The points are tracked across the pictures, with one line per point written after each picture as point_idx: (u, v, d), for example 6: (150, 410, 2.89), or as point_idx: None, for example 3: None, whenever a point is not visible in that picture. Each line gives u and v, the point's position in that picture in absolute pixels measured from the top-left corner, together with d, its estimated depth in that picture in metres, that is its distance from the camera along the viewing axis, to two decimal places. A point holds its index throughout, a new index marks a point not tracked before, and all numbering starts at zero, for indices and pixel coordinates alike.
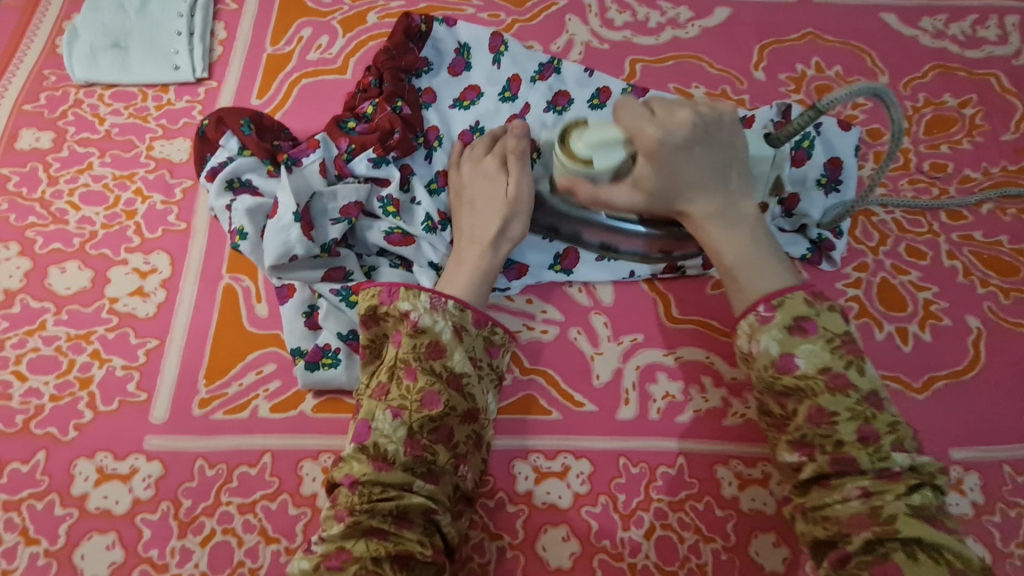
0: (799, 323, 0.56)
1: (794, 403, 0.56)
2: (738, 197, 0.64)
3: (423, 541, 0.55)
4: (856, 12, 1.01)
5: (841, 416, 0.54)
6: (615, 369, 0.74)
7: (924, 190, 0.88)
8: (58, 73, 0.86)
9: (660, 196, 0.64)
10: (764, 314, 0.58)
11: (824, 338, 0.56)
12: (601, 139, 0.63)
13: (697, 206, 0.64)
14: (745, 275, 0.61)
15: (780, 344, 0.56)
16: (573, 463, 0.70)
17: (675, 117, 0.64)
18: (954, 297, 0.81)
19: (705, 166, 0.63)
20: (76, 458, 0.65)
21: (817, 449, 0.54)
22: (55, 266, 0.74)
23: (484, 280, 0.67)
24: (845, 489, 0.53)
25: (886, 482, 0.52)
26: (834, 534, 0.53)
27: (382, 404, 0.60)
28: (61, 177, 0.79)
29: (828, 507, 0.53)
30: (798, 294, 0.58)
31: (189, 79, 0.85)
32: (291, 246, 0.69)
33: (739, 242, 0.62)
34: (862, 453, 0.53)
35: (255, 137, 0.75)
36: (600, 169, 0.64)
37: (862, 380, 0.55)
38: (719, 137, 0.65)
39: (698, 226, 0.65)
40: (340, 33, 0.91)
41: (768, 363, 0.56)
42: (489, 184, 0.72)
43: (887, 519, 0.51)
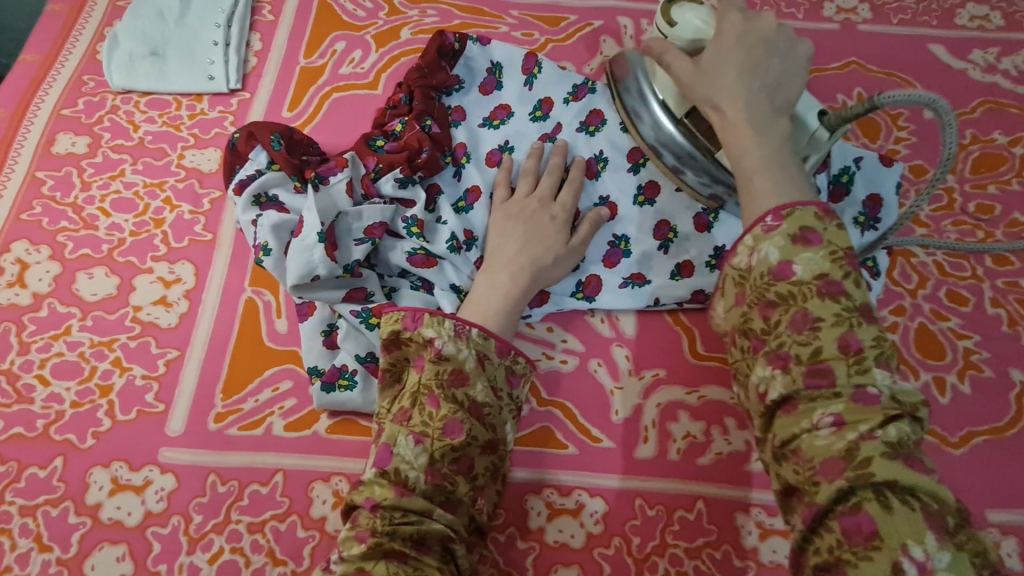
0: (804, 233, 0.50)
1: (778, 313, 0.50)
2: (780, 115, 0.58)
3: (442, 569, 0.53)
4: (903, 42, 0.98)
5: (826, 322, 0.47)
6: (635, 406, 0.72)
7: (968, 232, 0.84)
8: (96, 79, 0.87)
9: (703, 77, 0.60)
10: (770, 223, 0.52)
11: (828, 250, 0.50)
12: (692, 15, 0.66)
13: (732, 103, 0.58)
14: (758, 182, 0.55)
15: (780, 250, 0.50)
16: (588, 501, 0.68)
17: (762, 20, 0.61)
18: (996, 348, 0.77)
19: (759, 72, 0.58)
20: (93, 466, 0.66)
21: (793, 361, 0.48)
22: (83, 272, 0.75)
23: (512, 311, 0.67)
24: (816, 416, 0.46)
25: (861, 409, 0.45)
26: (802, 478, 0.45)
27: (403, 429, 0.59)
28: (94, 183, 0.80)
29: (797, 439, 0.46)
30: (808, 207, 0.51)
31: (223, 89, 0.86)
32: (314, 266, 0.68)
33: (764, 148, 0.56)
34: (839, 365, 0.46)
35: (284, 153, 0.74)
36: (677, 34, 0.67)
37: (856, 292, 0.49)
38: (790, 55, 0.60)
39: (726, 126, 0.58)
40: (373, 48, 0.91)
41: (765, 271, 0.51)
42: (542, 220, 0.72)
43: (861, 461, 0.43)
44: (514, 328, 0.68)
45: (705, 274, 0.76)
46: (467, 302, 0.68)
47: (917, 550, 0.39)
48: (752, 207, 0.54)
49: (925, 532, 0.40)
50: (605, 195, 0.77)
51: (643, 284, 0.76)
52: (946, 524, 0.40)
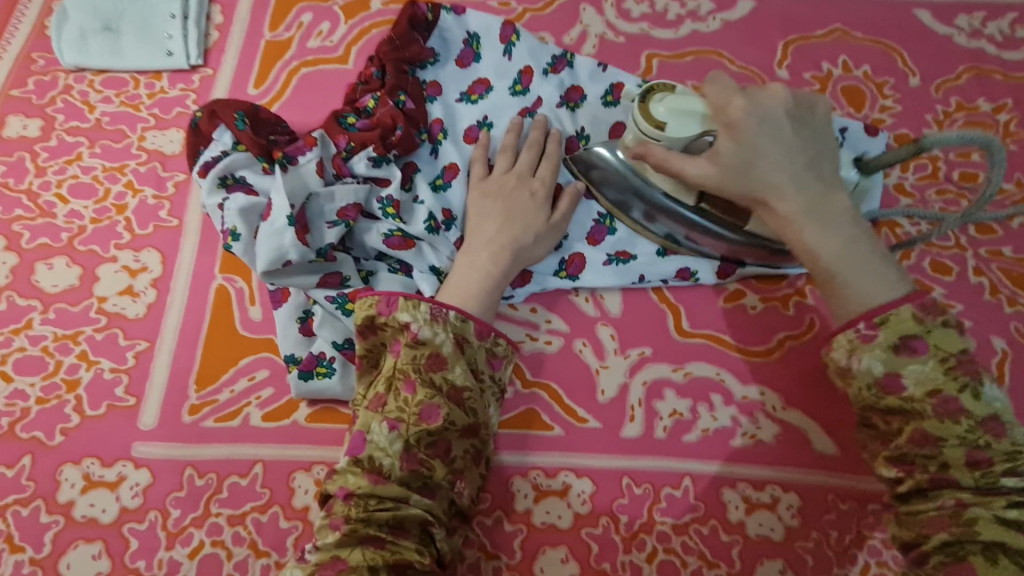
0: (907, 342, 0.51)
1: (897, 421, 0.51)
2: (834, 188, 0.55)
3: (420, 551, 0.53)
4: (889, 7, 0.95)
5: (949, 439, 0.49)
6: (621, 385, 0.71)
7: (952, 202, 0.84)
8: (47, 56, 0.82)
9: (738, 175, 0.55)
10: (865, 332, 0.52)
11: (937, 358, 0.50)
12: (683, 104, 0.57)
13: (783, 201, 0.54)
14: (843, 284, 0.53)
15: (883, 363, 0.51)
16: (575, 481, 0.68)
17: (767, 92, 0.57)
18: (979, 316, 0.77)
19: (792, 154, 0.55)
20: (63, 463, 0.64)
21: (918, 468, 0.50)
22: (42, 262, 0.71)
23: (493, 291, 0.65)
24: (941, 500, 0.49)
25: (984, 494, 0.48)
26: (914, 534, 0.50)
27: (379, 416, 0.57)
28: (49, 167, 0.76)
29: (920, 513, 0.50)
30: (906, 310, 0.51)
31: (183, 66, 0.82)
32: (285, 251, 0.66)
33: (836, 241, 0.53)
34: (965, 473, 0.49)
35: (250, 132, 0.71)
36: (673, 134, 0.58)
37: (977, 406, 0.49)
38: (810, 122, 0.57)
39: (784, 223, 0.55)
40: (341, 20, 0.87)
41: (869, 383, 0.52)
42: (527, 199, 0.70)
43: (968, 520, 0.47)
44: (495, 309, 0.66)
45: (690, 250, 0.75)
46: (446, 285, 0.66)
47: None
48: (842, 308, 0.54)
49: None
50: None
51: (628, 261, 0.75)
52: None
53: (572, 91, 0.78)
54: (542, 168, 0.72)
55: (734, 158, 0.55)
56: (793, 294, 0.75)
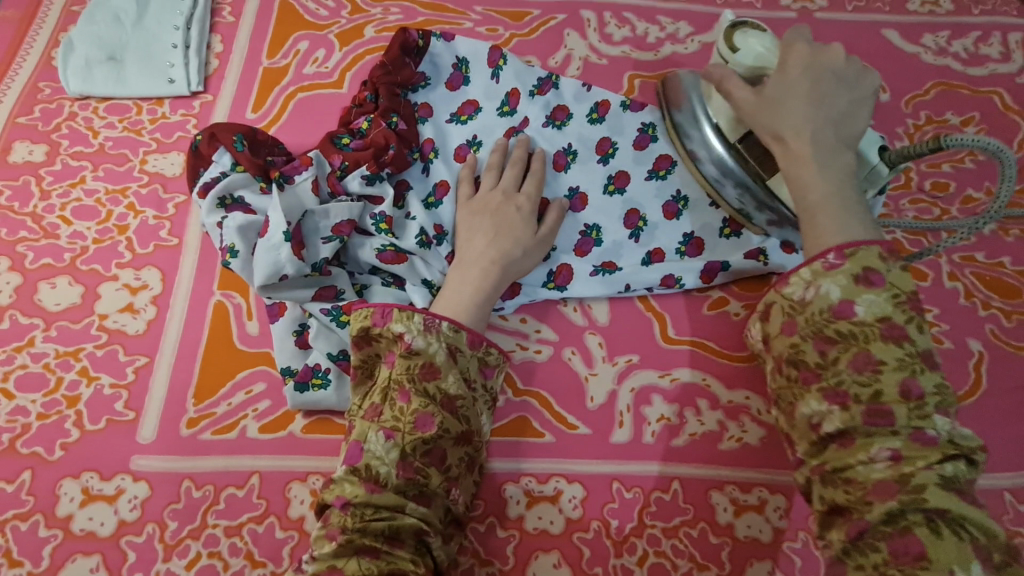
0: (868, 274, 0.54)
1: (837, 350, 0.53)
2: (845, 151, 0.61)
3: (415, 561, 0.54)
4: (858, 28, 1.00)
5: (887, 365, 0.51)
6: (610, 392, 0.73)
7: (925, 210, 0.87)
8: (53, 85, 0.85)
9: (770, 109, 0.63)
10: (832, 260, 0.55)
11: (890, 293, 0.53)
12: (757, 42, 0.67)
13: (800, 138, 0.61)
14: (822, 218, 0.58)
15: (843, 289, 0.54)
16: (566, 487, 0.69)
17: (829, 56, 0.65)
18: (955, 320, 0.80)
19: (822, 105, 0.62)
20: (62, 477, 0.65)
21: (852, 400, 0.51)
22: (45, 282, 0.73)
23: (483, 305, 0.67)
24: (873, 450, 0.49)
25: (918, 447, 0.48)
26: (852, 499, 0.49)
27: (374, 425, 0.59)
28: (53, 191, 0.78)
29: (851, 468, 0.50)
30: (874, 248, 0.54)
31: (184, 92, 0.85)
32: (281, 265, 0.68)
33: (829, 183, 0.59)
34: (899, 407, 0.50)
35: (248, 153, 0.74)
36: (738, 62, 0.68)
37: (919, 339, 0.52)
38: (855, 89, 0.63)
39: (794, 159, 0.61)
40: (336, 47, 0.91)
41: (825, 308, 0.54)
42: (514, 213, 0.73)
43: (915, 487, 0.47)
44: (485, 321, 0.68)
45: (672, 260, 0.78)
46: (437, 299, 0.68)
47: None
48: (815, 244, 0.57)
49: (971, 560, 0.43)
50: (572, 187, 0.80)
51: (614, 271, 0.78)
52: (991, 557, 0.44)
53: (558, 111, 0.82)
54: (527, 183, 0.76)
55: (773, 93, 0.64)
56: None
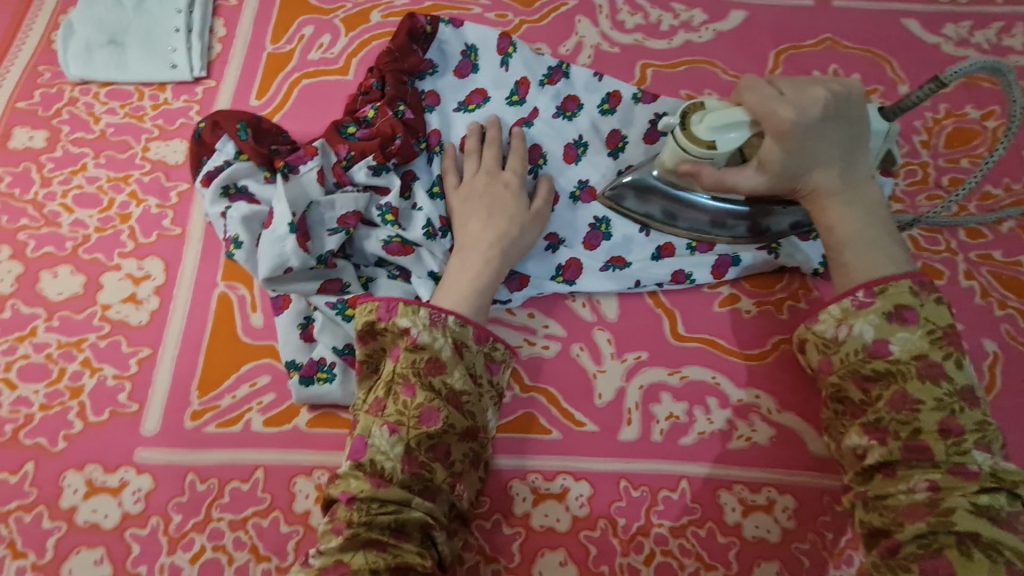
0: (899, 312, 0.57)
1: (877, 387, 0.56)
2: (863, 175, 0.62)
3: (422, 554, 0.54)
4: (877, 17, 0.98)
5: (925, 405, 0.54)
6: (618, 389, 0.72)
7: (942, 207, 0.85)
8: (52, 69, 0.83)
9: (786, 176, 0.62)
10: (862, 299, 0.58)
11: (923, 329, 0.56)
12: (723, 120, 0.61)
13: (822, 184, 0.62)
14: (853, 255, 0.60)
15: (875, 328, 0.57)
16: (573, 484, 0.68)
17: (809, 94, 0.61)
18: (970, 319, 0.78)
19: (831, 151, 0.61)
20: (66, 469, 0.64)
21: (891, 434, 0.55)
22: (47, 271, 0.72)
23: (485, 293, 0.66)
24: (912, 481, 0.52)
25: (956, 478, 0.51)
26: (887, 521, 0.53)
27: (379, 420, 0.58)
28: (54, 178, 0.77)
29: (889, 495, 0.53)
30: (904, 283, 0.58)
31: (186, 78, 0.83)
32: (286, 258, 0.67)
33: (855, 220, 0.61)
34: (938, 444, 0.53)
35: (252, 142, 0.72)
36: (721, 151, 0.62)
37: (958, 375, 0.55)
38: (850, 115, 0.61)
39: (819, 203, 0.62)
40: (342, 32, 0.89)
41: (859, 348, 0.58)
42: (506, 193, 0.72)
43: (946, 511, 0.50)
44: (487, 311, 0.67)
45: (682, 255, 0.76)
46: (439, 290, 0.66)
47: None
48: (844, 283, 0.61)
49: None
50: (582, 179, 0.78)
51: (623, 266, 0.76)
52: None
53: (568, 101, 0.80)
54: (510, 160, 0.74)
55: (783, 158, 0.61)
56: (787, 298, 0.76)
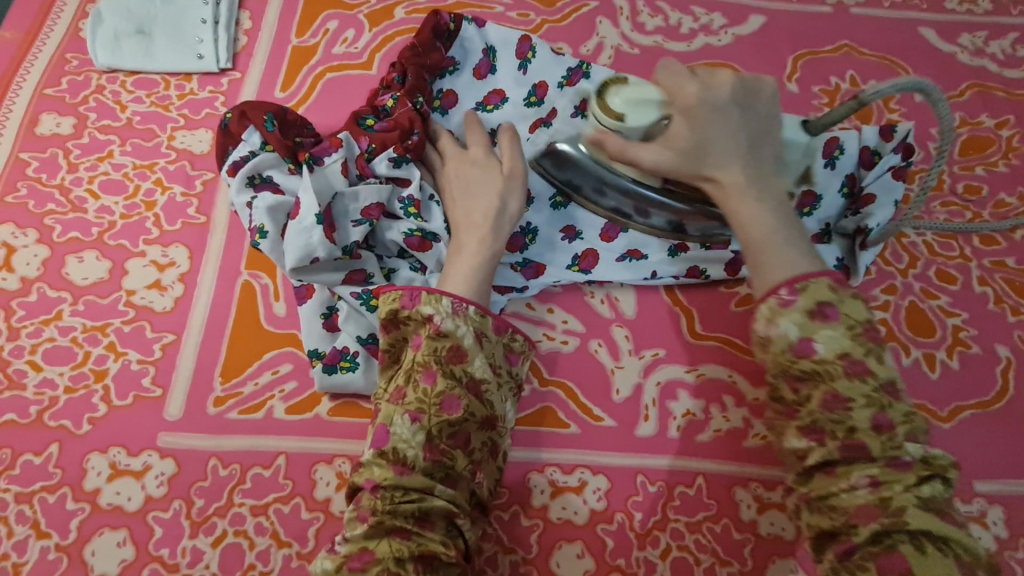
0: (822, 308, 0.52)
1: (806, 387, 0.52)
2: (771, 171, 0.61)
3: (446, 543, 0.54)
4: (895, 25, 0.99)
5: (857, 402, 0.50)
6: (636, 385, 0.73)
7: (957, 213, 0.86)
8: (80, 57, 0.84)
9: (692, 157, 0.60)
10: (785, 298, 0.53)
11: (845, 325, 0.52)
12: (637, 97, 0.63)
13: (728, 175, 0.59)
14: (770, 254, 0.56)
15: (799, 326, 0.52)
16: (590, 478, 0.69)
17: (717, 82, 0.62)
18: (983, 325, 0.79)
19: (739, 139, 0.60)
20: (90, 451, 0.65)
21: (828, 435, 0.50)
22: (72, 255, 0.73)
23: (485, 270, 0.65)
24: (852, 478, 0.49)
25: (895, 472, 0.48)
26: (839, 524, 0.49)
27: (399, 409, 0.58)
28: (80, 164, 0.78)
29: (834, 496, 0.50)
30: (824, 279, 0.53)
31: (212, 69, 0.84)
32: (312, 249, 0.68)
33: (768, 215, 0.58)
34: (874, 440, 0.49)
35: (277, 134, 0.73)
36: (631, 125, 0.63)
37: (881, 369, 0.51)
38: (754, 110, 0.61)
39: (730, 192, 0.59)
40: (366, 27, 0.90)
41: (785, 347, 0.52)
42: (478, 169, 0.71)
43: (896, 510, 0.47)
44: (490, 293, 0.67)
45: (700, 252, 0.76)
46: (443, 276, 0.66)
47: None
48: (763, 284, 0.56)
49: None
50: None
51: (640, 259, 0.77)
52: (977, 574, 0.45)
53: None
54: (469, 135, 0.73)
55: (687, 141, 0.60)
56: None
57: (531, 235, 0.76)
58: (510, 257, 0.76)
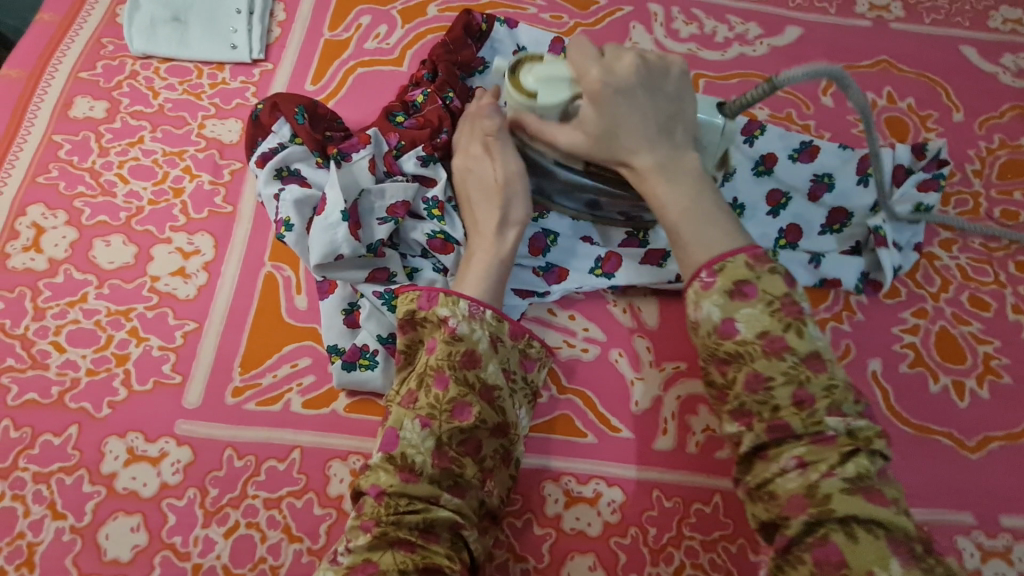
0: (740, 287, 0.52)
1: (732, 370, 0.52)
2: (685, 150, 0.60)
3: (451, 556, 0.53)
4: (935, 42, 0.96)
5: (776, 380, 0.50)
6: (655, 398, 0.72)
7: (993, 237, 0.83)
8: (116, 42, 0.85)
9: (604, 142, 0.60)
10: (706, 280, 0.54)
11: (765, 302, 0.52)
12: (549, 73, 0.63)
13: (641, 159, 0.59)
14: (691, 237, 0.56)
15: (720, 308, 0.52)
16: (606, 490, 0.68)
17: (620, 62, 0.60)
18: (1016, 354, 0.77)
19: (649, 121, 0.60)
20: (108, 435, 0.65)
21: (754, 417, 0.51)
22: (99, 239, 0.73)
23: (497, 275, 0.65)
24: (782, 459, 0.49)
25: (819, 449, 0.48)
26: (774, 515, 0.49)
27: (410, 413, 0.58)
28: (112, 148, 0.78)
29: (771, 482, 0.50)
30: (739, 258, 0.53)
31: (245, 59, 0.84)
32: (338, 246, 0.67)
33: (686, 196, 0.58)
34: (795, 418, 0.50)
35: (308, 127, 0.73)
36: (544, 104, 0.63)
37: (801, 343, 0.51)
38: (665, 89, 0.61)
39: (643, 177, 0.60)
40: (398, 23, 0.89)
41: (711, 330, 0.53)
42: (479, 170, 0.69)
43: (823, 498, 0.46)
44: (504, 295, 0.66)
45: None
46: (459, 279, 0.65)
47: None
48: (687, 264, 0.56)
49: (890, 558, 0.43)
50: None
51: (662, 262, 0.76)
52: (915, 551, 0.44)
53: None
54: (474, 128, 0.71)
55: (598, 124, 0.60)
56: (828, 318, 0.78)
57: (553, 237, 0.76)
58: (533, 260, 0.75)
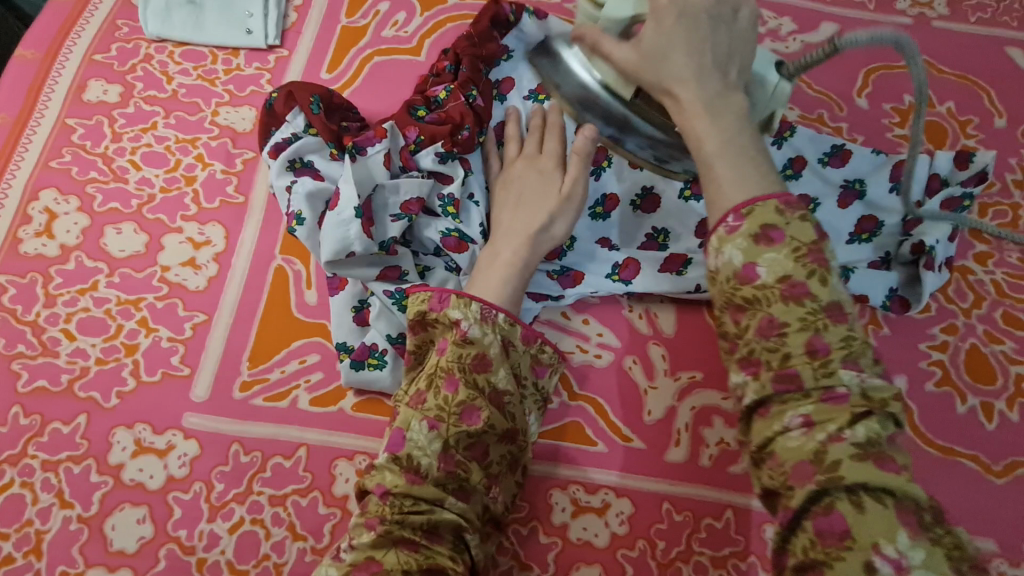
0: (767, 231, 0.48)
1: (746, 317, 0.47)
2: (734, 89, 0.53)
3: (454, 557, 0.52)
4: (980, 42, 0.91)
5: (791, 327, 0.46)
6: (669, 408, 0.70)
7: None
8: (131, 24, 0.84)
9: (651, 65, 0.53)
10: (732, 223, 0.49)
11: (791, 247, 0.47)
12: None
13: (684, 89, 0.52)
14: (724, 176, 0.50)
15: (743, 251, 0.47)
16: (614, 501, 0.66)
17: None
18: None
19: (704, 48, 0.52)
20: (116, 426, 0.65)
21: (762, 365, 0.46)
22: (111, 226, 0.73)
23: (516, 286, 0.63)
24: (786, 418, 0.45)
25: (829, 408, 0.44)
26: (776, 483, 0.44)
27: (418, 413, 0.56)
28: (124, 134, 0.77)
29: (771, 442, 0.45)
30: (770, 201, 0.48)
31: (260, 45, 0.82)
32: (349, 242, 0.66)
33: (725, 130, 0.52)
34: (807, 368, 0.45)
35: (322, 117, 0.72)
36: (608, 14, 0.56)
37: (823, 291, 0.46)
38: (731, 20, 0.54)
39: (685, 109, 0.53)
40: (418, 11, 0.87)
41: (730, 274, 0.48)
42: (541, 179, 0.68)
43: (831, 464, 0.42)
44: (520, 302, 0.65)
45: None
46: (475, 279, 0.64)
47: (890, 549, 0.38)
48: (717, 204, 0.50)
49: (897, 530, 0.39)
50: (646, 185, 0.73)
51: (681, 271, 0.73)
52: (921, 520, 0.40)
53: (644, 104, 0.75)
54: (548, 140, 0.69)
55: (654, 43, 0.53)
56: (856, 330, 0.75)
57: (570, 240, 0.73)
58: (548, 263, 0.73)
